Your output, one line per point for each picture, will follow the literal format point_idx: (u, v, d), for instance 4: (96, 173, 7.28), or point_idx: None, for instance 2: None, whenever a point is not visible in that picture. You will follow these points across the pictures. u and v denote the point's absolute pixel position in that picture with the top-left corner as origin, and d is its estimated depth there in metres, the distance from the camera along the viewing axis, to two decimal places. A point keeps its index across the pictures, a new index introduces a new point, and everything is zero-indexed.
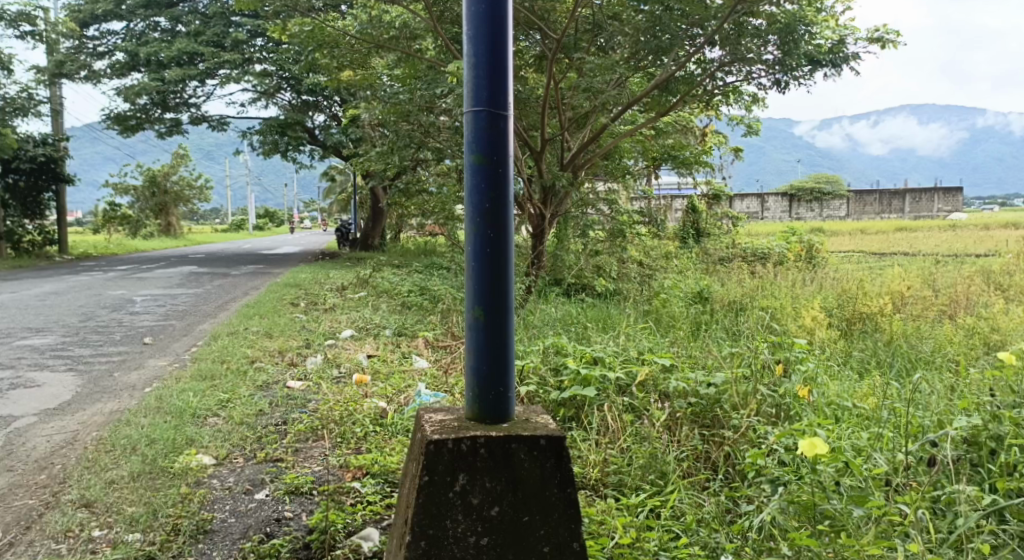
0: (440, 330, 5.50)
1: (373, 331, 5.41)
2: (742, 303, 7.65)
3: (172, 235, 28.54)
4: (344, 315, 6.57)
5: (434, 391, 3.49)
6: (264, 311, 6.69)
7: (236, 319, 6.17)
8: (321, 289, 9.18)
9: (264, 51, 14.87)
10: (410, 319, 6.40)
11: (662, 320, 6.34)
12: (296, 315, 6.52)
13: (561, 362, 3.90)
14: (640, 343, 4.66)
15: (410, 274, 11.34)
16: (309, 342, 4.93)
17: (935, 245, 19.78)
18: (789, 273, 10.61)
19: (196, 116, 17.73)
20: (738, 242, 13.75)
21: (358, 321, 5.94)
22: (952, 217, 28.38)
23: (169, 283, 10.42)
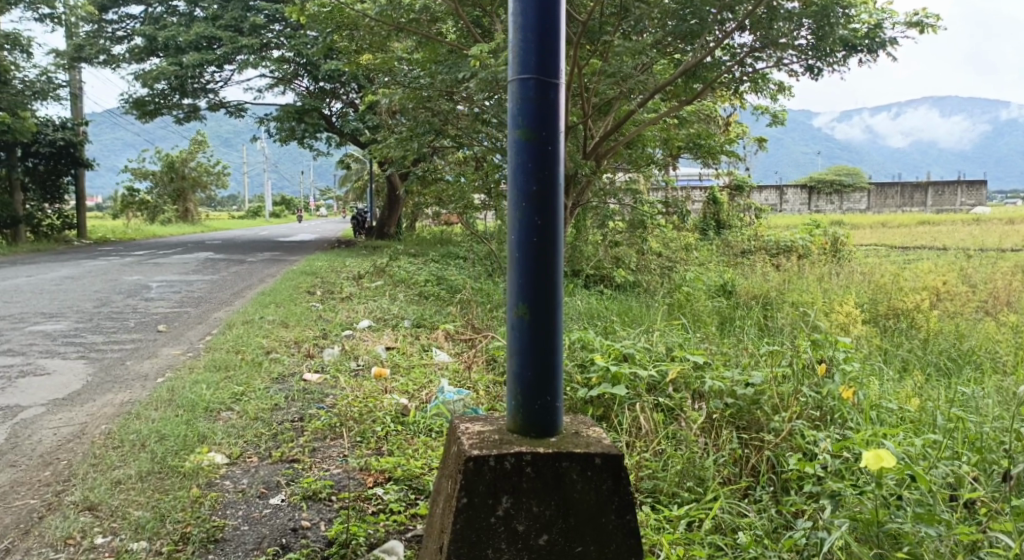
0: (461, 321, 5.35)
1: (392, 321, 5.27)
2: (769, 296, 7.44)
3: (189, 221, 28.61)
4: (361, 304, 6.42)
5: (458, 387, 3.33)
6: (279, 299, 6.55)
7: (252, 307, 6.05)
8: (338, 277, 9.06)
9: (282, 36, 14.73)
10: (429, 310, 6.25)
11: (688, 314, 6.14)
12: (313, 304, 6.38)
13: (588, 358, 3.73)
14: (669, 338, 4.48)
15: (427, 263, 11.20)
16: (326, 332, 4.79)
17: (959, 239, 19.42)
18: (815, 266, 10.38)
19: (213, 102, 17.65)
20: (760, 234, 13.50)
21: (377, 311, 5.80)
22: (975, 211, 27.92)
23: (185, 269, 10.34)
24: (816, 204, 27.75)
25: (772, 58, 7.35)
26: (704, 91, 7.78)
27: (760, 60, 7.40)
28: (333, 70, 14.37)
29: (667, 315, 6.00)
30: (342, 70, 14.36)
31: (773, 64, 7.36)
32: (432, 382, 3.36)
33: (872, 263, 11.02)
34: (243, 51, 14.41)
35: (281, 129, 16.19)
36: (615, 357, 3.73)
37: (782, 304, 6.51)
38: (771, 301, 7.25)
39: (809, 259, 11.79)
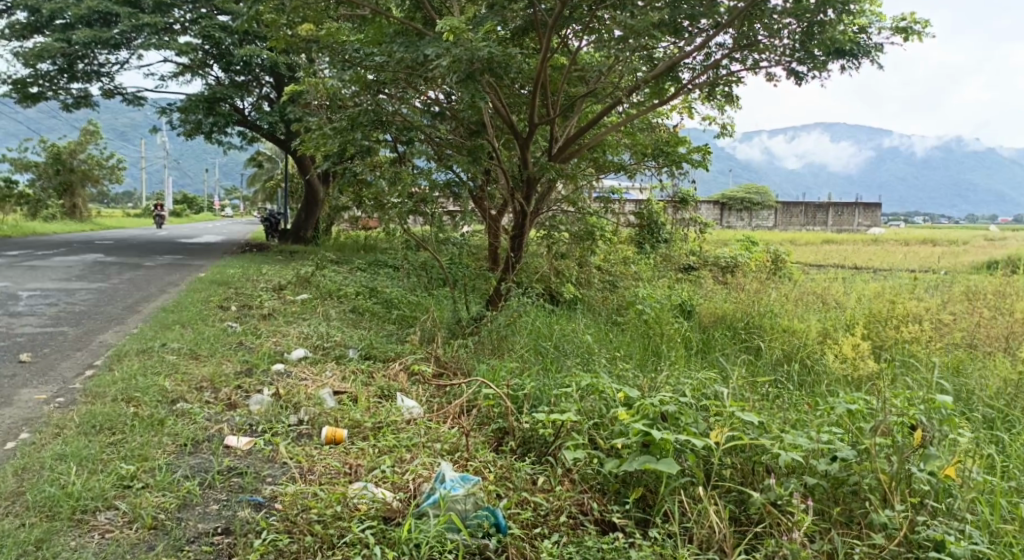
0: (419, 352, 4.40)
1: (333, 352, 4.27)
2: (737, 329, 6.82)
3: (77, 218, 26.14)
4: (292, 327, 5.35)
5: (461, 472, 2.52)
6: (183, 317, 5.39)
7: (150, 329, 4.89)
8: (254, 288, 7.89)
9: (188, 19, 13.27)
10: (372, 336, 5.26)
11: (667, 351, 5.37)
12: (227, 325, 5.28)
13: (611, 415, 2.83)
14: (686, 382, 3.66)
15: (354, 274, 10.13)
16: (251, 369, 3.74)
17: (869, 260, 19.85)
18: (765, 285, 9.98)
19: (107, 88, 15.87)
20: (701, 251, 13.13)
21: (312, 336, 4.77)
22: (875, 232, 28.96)
23: (66, 274, 8.87)
24: (728, 219, 28.02)
25: (750, 60, 6.71)
26: (678, 93, 7.00)
27: (738, 62, 6.72)
28: (248, 58, 13.05)
29: (641, 352, 5.20)
30: (259, 57, 13.05)
31: (750, 67, 6.73)
32: (417, 462, 2.54)
33: (817, 285, 10.69)
34: (143, 32, 12.83)
35: (185, 120, 14.68)
36: (645, 413, 2.75)
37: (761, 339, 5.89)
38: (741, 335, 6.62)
39: (749, 276, 11.40)
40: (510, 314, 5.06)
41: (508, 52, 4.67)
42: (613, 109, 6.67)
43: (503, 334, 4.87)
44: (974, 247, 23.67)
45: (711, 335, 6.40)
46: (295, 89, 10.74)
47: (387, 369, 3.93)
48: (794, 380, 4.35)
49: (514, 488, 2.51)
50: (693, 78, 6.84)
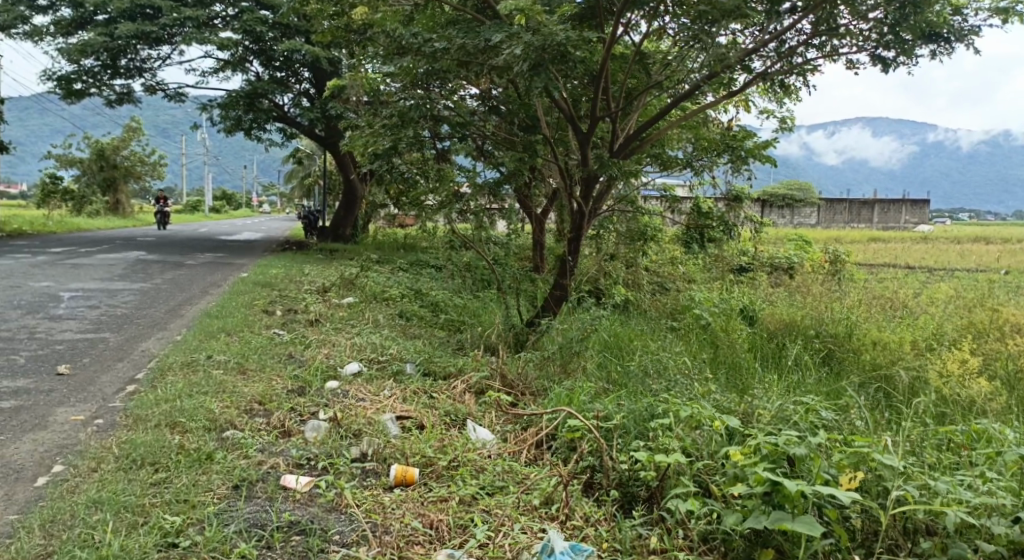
0: (481, 367, 4.06)
1: (389, 367, 3.95)
2: (813, 341, 6.37)
3: (119, 214, 26.40)
4: (343, 336, 5.05)
5: (571, 541, 2.28)
6: (229, 323, 5.12)
7: (195, 338, 4.62)
8: (298, 290, 7.63)
9: (229, 13, 13.14)
10: (428, 348, 4.93)
11: (747, 372, 4.95)
12: (274, 332, 5.00)
13: (724, 456, 2.51)
14: (788, 411, 3.28)
15: (398, 275, 9.86)
16: (304, 388, 3.44)
17: (920, 259, 19.13)
18: (826, 288, 9.50)
19: (150, 84, 15.85)
20: (753, 252, 12.63)
21: (364, 347, 4.46)
22: (923, 230, 28.06)
23: (109, 274, 8.73)
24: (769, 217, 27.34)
25: (828, 46, 6.26)
26: (751, 83, 6.55)
27: (816, 49, 6.29)
28: (289, 52, 12.85)
29: (717, 369, 4.80)
30: (300, 51, 12.85)
31: (829, 54, 6.28)
32: (518, 527, 2.33)
33: (882, 289, 10.15)
34: (186, 25, 12.71)
35: (226, 117, 14.61)
36: (769, 456, 2.45)
37: (845, 358, 5.45)
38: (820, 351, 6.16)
39: (805, 278, 10.89)
40: (578, 330, 4.68)
41: (578, 38, 4.32)
42: (683, 102, 6.19)
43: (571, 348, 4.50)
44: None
45: (787, 349, 5.97)
46: (338, 84, 10.48)
47: (454, 392, 3.65)
48: (899, 404, 3.93)
49: (625, 552, 2.28)
50: (767, 66, 6.40)
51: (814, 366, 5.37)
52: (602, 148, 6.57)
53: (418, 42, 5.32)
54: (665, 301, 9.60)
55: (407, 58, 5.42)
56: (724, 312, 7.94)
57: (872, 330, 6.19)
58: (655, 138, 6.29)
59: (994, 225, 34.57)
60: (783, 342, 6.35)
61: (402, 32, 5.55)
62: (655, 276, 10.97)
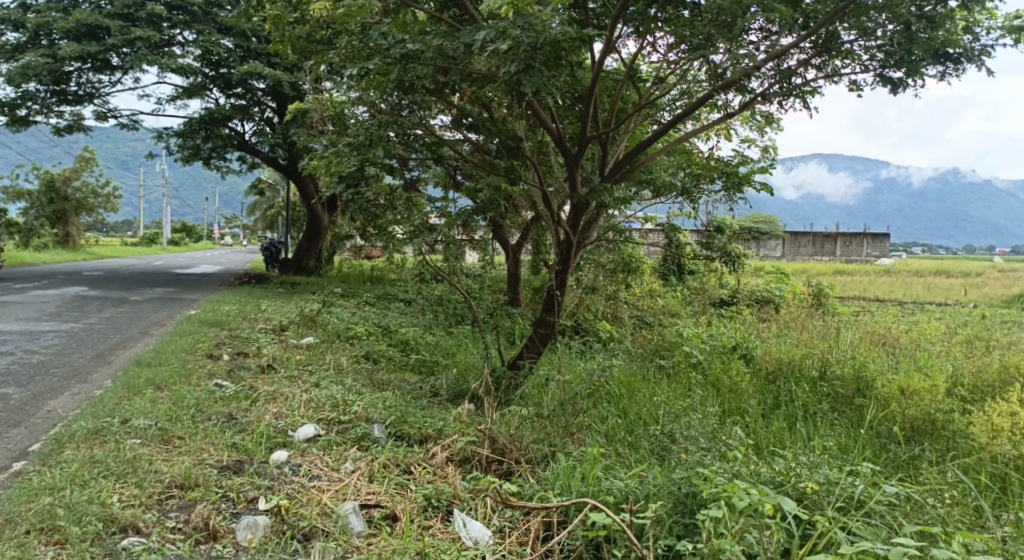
0: (457, 431, 3.50)
1: (347, 445, 3.36)
2: (820, 387, 5.80)
3: (70, 248, 25.24)
4: (302, 389, 4.31)
5: None
6: (160, 374, 4.35)
7: (118, 396, 3.85)
8: (251, 329, 6.88)
9: (185, 36, 12.46)
10: (400, 401, 4.23)
11: (766, 432, 4.32)
12: (217, 385, 4.24)
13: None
14: (851, 499, 2.77)
15: (363, 311, 9.12)
16: (240, 481, 2.95)
17: (889, 292, 18.99)
18: (817, 324, 9.02)
19: (102, 112, 15.04)
20: (735, 285, 12.15)
21: (319, 412, 3.75)
22: (887, 263, 28.22)
23: (39, 312, 7.88)
24: None
25: (829, 67, 5.67)
26: (747, 105, 5.99)
27: (815, 70, 5.70)
28: (248, 75, 12.17)
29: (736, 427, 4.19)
30: (260, 75, 12.22)
31: (829, 75, 5.69)
32: None
33: (873, 325, 9.71)
34: (136, 46, 11.97)
35: (183, 146, 13.89)
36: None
37: (864, 412, 4.90)
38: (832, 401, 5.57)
39: (790, 313, 10.39)
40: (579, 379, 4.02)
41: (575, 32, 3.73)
42: (678, 124, 5.62)
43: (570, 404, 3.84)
44: (991, 279, 22.89)
45: (797, 401, 5.39)
46: (299, 108, 9.80)
47: (432, 464, 3.24)
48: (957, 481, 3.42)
49: None
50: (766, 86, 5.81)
51: (833, 423, 4.77)
52: (590, 172, 5.95)
53: (386, 44, 4.70)
54: (650, 339, 9.00)
55: (372, 62, 4.78)
56: (715, 354, 7.37)
57: (885, 377, 5.64)
58: (649, 162, 5.68)
59: (954, 258, 35.06)
60: (787, 389, 5.77)
61: (368, 37, 4.93)
62: (635, 310, 10.40)
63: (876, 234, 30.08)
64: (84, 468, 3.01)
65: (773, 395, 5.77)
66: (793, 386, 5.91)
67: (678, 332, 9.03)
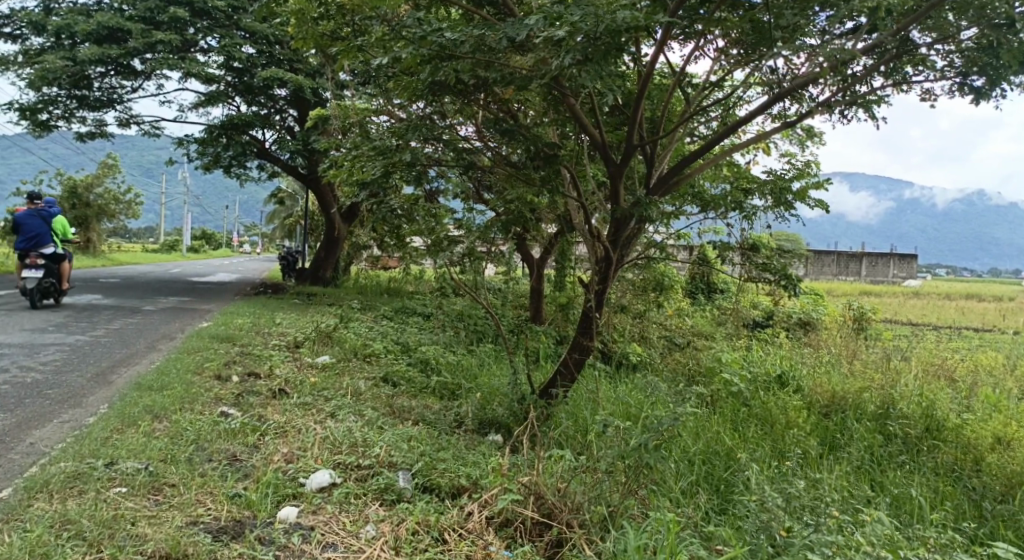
0: (485, 500, 3.18)
1: (358, 513, 3.05)
2: (884, 427, 5.42)
3: (89, 254, 25.10)
4: (316, 426, 3.86)
5: None
6: (161, 404, 3.92)
7: (110, 433, 3.47)
8: (263, 346, 6.46)
9: (208, 39, 12.18)
10: (424, 443, 3.77)
11: (852, 496, 3.96)
12: (224, 419, 3.79)
13: None
14: None
15: (382, 326, 8.68)
16: (237, 548, 2.69)
17: (923, 316, 18.25)
18: (864, 353, 8.47)
19: (124, 118, 14.82)
20: (772, 308, 11.57)
21: (336, 468, 3.37)
22: (918, 285, 27.40)
23: (44, 322, 7.50)
24: None
25: (897, 74, 5.36)
26: (808, 115, 5.56)
27: (883, 78, 5.39)
28: (270, 80, 11.86)
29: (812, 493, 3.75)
30: (281, 81, 11.88)
31: (897, 83, 5.37)
32: None
33: (923, 355, 9.13)
34: (157, 49, 11.70)
35: (203, 153, 13.60)
36: None
37: (940, 481, 4.45)
38: (901, 445, 5.20)
39: (829, 339, 9.87)
40: (651, 429, 3.60)
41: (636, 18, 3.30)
42: (738, 132, 5.11)
43: (639, 458, 3.41)
44: (1022, 304, 22.22)
45: (865, 446, 5.03)
46: (320, 115, 9.43)
47: (468, 529, 2.99)
48: None
49: None
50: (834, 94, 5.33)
51: (910, 485, 4.37)
52: (635, 183, 5.44)
53: (420, 33, 4.28)
54: (685, 364, 8.51)
55: (403, 51, 4.36)
56: (759, 385, 6.95)
57: (960, 421, 5.27)
58: (701, 171, 5.15)
59: (986, 282, 34.09)
60: (849, 428, 5.38)
61: (400, 27, 4.53)
62: (665, 331, 9.91)
63: (903, 255, 29.34)
64: (50, 534, 2.64)
65: (833, 433, 5.39)
66: (853, 428, 5.42)
67: (714, 356, 8.54)
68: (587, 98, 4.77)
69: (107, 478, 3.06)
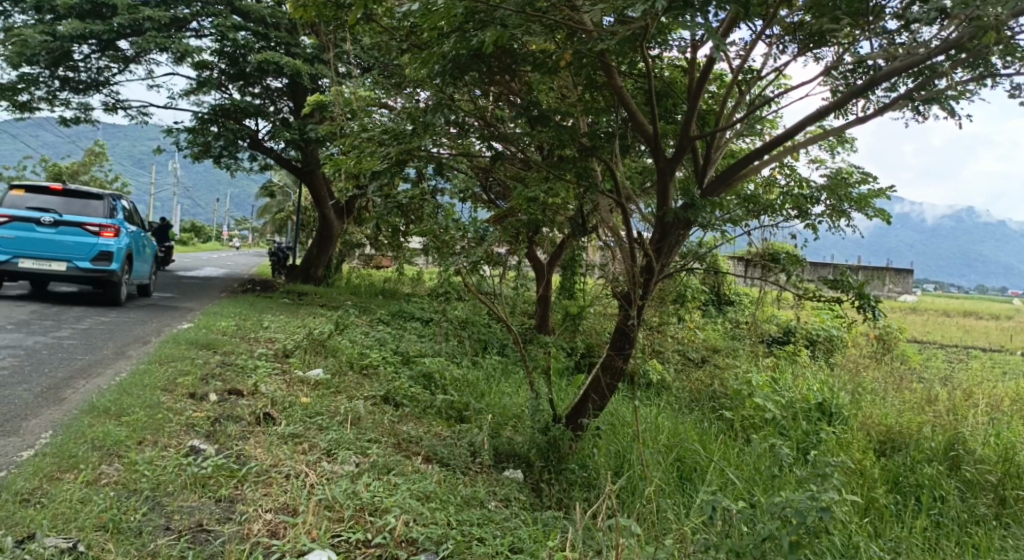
0: None
1: None
2: (961, 471, 4.96)
3: None
4: (309, 474, 3.25)
5: None
6: (118, 441, 3.25)
7: (47, 485, 2.77)
8: (248, 355, 5.75)
9: (199, 18, 11.43)
10: (441, 513, 3.06)
11: None
12: (194, 462, 3.17)
13: None
14: None
15: (380, 332, 7.98)
16: None
17: (929, 333, 17.73)
18: (901, 379, 7.82)
19: (111, 103, 14.04)
20: (788, 324, 10.93)
21: (333, 547, 2.68)
22: (917, 300, 26.95)
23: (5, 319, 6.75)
24: None
25: (982, 67, 4.69)
26: (878, 113, 4.84)
27: (965, 71, 4.70)
28: (264, 64, 11.12)
29: None
30: (276, 66, 11.14)
31: (982, 78, 4.69)
32: None
33: (957, 378, 8.51)
34: (145, 27, 10.95)
35: (193, 142, 12.85)
36: None
37: None
38: (978, 491, 4.72)
39: (854, 360, 9.20)
40: (777, 521, 3.09)
41: None
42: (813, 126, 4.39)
43: (767, 558, 2.98)
44: (1020, 322, 21.78)
45: (947, 502, 4.58)
46: (318, 101, 8.70)
47: None
48: None
49: None
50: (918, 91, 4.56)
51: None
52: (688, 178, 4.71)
53: None
54: (707, 386, 7.82)
55: None
56: (795, 410, 6.29)
57: None
58: (766, 168, 4.45)
59: (981, 300, 33.79)
60: (920, 474, 4.89)
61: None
62: (680, 346, 9.24)
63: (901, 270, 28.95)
64: None
65: (899, 478, 4.95)
66: (927, 482, 4.81)
67: (738, 376, 7.85)
68: (645, 70, 4.06)
69: (23, 558, 2.36)
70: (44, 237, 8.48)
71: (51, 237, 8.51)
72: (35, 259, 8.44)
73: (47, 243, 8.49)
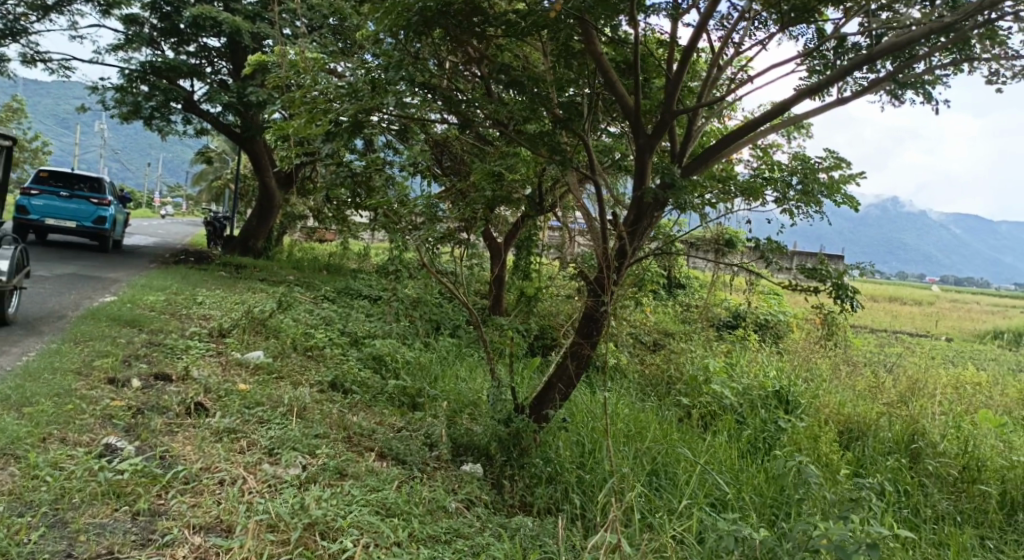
0: None
1: None
2: (921, 462, 4.83)
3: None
4: (246, 480, 2.98)
5: None
6: (15, 439, 2.94)
7: None
8: (180, 333, 5.30)
9: None
10: (404, 531, 2.77)
11: None
12: (107, 466, 2.88)
13: None
14: None
15: (324, 310, 7.56)
16: None
17: (867, 317, 18.10)
18: (853, 365, 7.79)
19: (31, 56, 13.00)
20: (739, 307, 10.86)
21: None
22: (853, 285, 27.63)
23: None
24: None
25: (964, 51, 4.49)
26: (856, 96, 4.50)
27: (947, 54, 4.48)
28: (199, 19, 10.35)
29: None
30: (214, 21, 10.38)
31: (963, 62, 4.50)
32: None
33: (904, 365, 8.54)
34: None
35: (121, 102, 11.98)
36: None
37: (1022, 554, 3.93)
38: (941, 485, 4.58)
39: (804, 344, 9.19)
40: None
41: None
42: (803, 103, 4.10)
43: None
44: (949, 307, 22.50)
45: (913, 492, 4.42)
46: (260, 61, 8.10)
47: None
48: None
49: None
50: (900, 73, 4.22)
51: None
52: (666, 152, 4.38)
53: None
54: (662, 371, 7.63)
55: None
56: (752, 397, 6.12)
57: (1008, 461, 4.65)
58: (751, 145, 4.15)
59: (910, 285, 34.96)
60: (881, 464, 4.76)
61: None
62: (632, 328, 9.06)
63: None
64: None
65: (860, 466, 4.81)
66: (890, 471, 4.69)
67: (693, 362, 7.69)
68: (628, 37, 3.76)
69: None
70: (60, 204, 11.81)
71: (64, 204, 11.86)
72: (55, 220, 11.80)
73: (62, 209, 11.87)
